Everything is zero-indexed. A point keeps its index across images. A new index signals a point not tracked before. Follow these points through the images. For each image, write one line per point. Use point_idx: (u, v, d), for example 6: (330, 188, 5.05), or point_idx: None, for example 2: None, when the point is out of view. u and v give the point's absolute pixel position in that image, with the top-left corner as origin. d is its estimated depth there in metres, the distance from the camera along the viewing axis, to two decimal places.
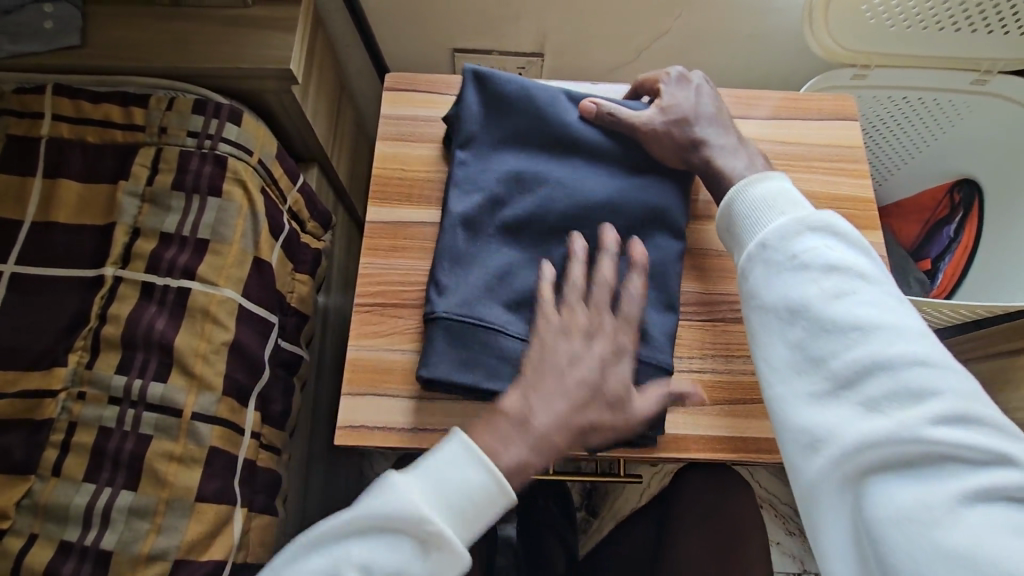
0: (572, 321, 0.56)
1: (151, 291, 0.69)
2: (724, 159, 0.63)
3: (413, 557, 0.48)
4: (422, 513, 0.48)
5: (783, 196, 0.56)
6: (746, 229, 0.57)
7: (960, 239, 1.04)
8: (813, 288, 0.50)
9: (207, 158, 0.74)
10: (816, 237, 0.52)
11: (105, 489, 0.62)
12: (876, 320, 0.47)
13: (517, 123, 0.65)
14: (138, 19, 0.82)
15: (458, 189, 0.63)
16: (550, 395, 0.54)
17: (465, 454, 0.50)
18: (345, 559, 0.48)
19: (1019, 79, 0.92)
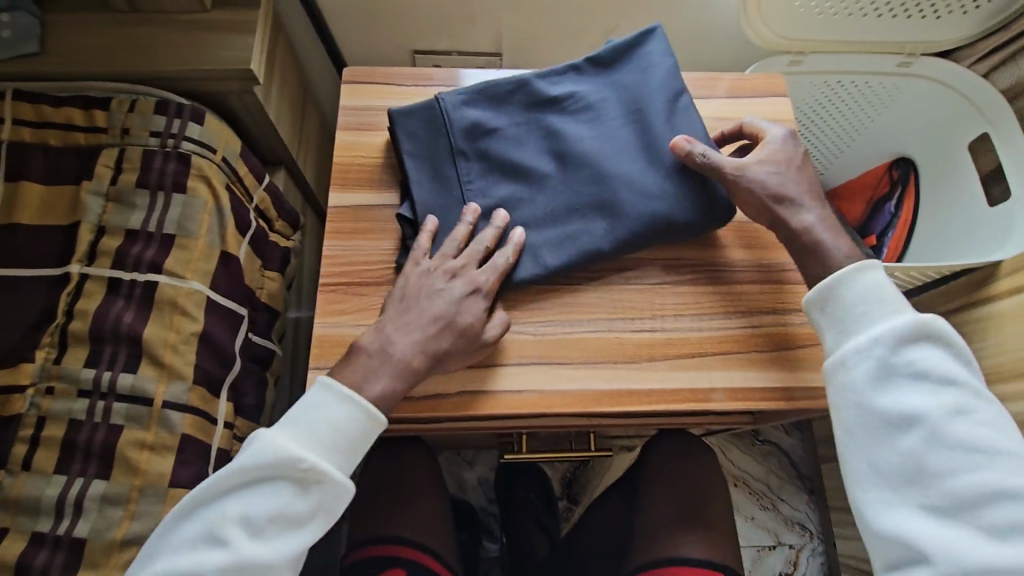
0: (438, 256, 0.62)
1: (118, 285, 0.70)
2: (824, 232, 0.62)
3: (292, 496, 0.53)
4: (289, 456, 0.53)
5: (893, 291, 0.58)
6: (858, 317, 0.58)
7: (901, 213, 1.11)
8: (934, 403, 0.54)
9: (170, 156, 0.76)
10: (933, 351, 0.56)
11: (77, 479, 0.62)
12: (992, 445, 0.53)
13: (639, 74, 0.69)
14: (98, 26, 0.84)
15: (548, 73, 0.70)
16: (408, 327, 0.59)
17: (328, 397, 0.56)
18: (222, 517, 0.52)
19: (942, 62, 0.98)
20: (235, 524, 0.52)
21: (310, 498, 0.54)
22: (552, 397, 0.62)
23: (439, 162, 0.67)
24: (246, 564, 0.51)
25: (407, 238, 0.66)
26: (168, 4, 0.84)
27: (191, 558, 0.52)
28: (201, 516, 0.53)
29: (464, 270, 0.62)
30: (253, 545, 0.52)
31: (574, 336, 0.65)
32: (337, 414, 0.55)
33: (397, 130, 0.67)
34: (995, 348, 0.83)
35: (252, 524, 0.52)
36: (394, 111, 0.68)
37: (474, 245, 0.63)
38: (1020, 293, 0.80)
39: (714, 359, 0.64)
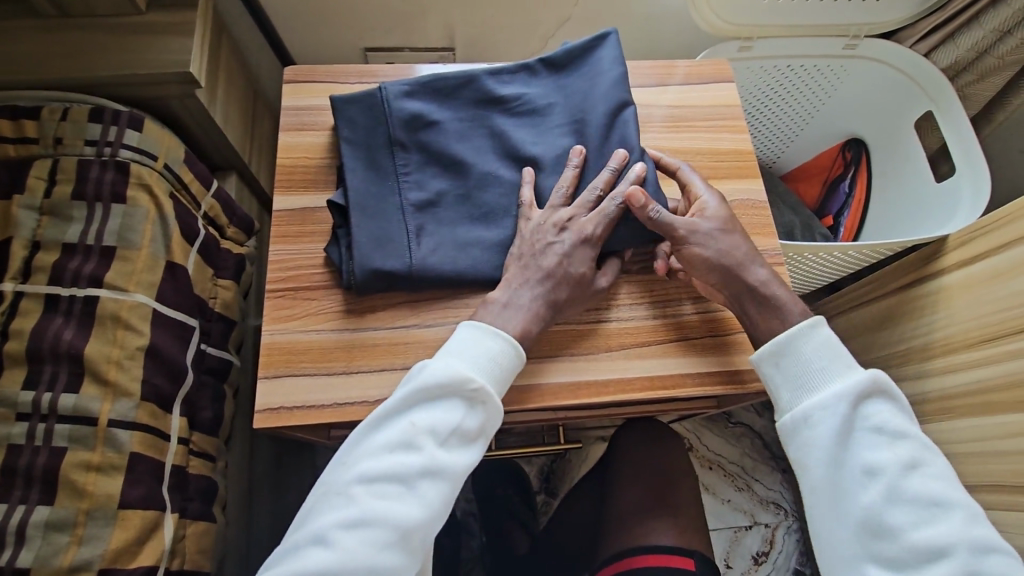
0: (547, 210, 0.63)
1: (56, 302, 0.67)
2: (773, 289, 0.62)
3: (464, 414, 0.55)
4: (462, 374, 0.55)
5: (842, 347, 0.59)
6: (814, 372, 0.58)
7: (855, 193, 1.13)
8: (890, 457, 0.55)
9: (108, 165, 0.72)
10: (883, 404, 0.56)
11: (18, 507, 0.59)
12: (945, 498, 0.53)
13: (584, 83, 0.69)
14: (25, 32, 0.80)
15: (498, 71, 0.70)
16: (529, 279, 0.61)
17: (479, 332, 0.58)
18: (413, 426, 0.54)
19: (882, 42, 1.00)
20: (426, 434, 0.54)
21: (481, 417, 0.55)
22: (511, 392, 0.62)
23: (377, 152, 0.66)
24: (434, 470, 0.53)
25: (339, 225, 0.64)
26: (100, 8, 0.80)
27: (387, 461, 0.53)
28: (390, 431, 0.54)
29: (575, 220, 0.63)
30: (441, 454, 0.53)
31: None
32: (500, 342, 0.57)
33: (339, 115, 0.67)
34: (944, 321, 0.85)
35: (439, 435, 0.54)
36: (335, 97, 0.67)
37: (587, 194, 0.64)
38: (967, 265, 0.83)
39: (669, 346, 0.65)
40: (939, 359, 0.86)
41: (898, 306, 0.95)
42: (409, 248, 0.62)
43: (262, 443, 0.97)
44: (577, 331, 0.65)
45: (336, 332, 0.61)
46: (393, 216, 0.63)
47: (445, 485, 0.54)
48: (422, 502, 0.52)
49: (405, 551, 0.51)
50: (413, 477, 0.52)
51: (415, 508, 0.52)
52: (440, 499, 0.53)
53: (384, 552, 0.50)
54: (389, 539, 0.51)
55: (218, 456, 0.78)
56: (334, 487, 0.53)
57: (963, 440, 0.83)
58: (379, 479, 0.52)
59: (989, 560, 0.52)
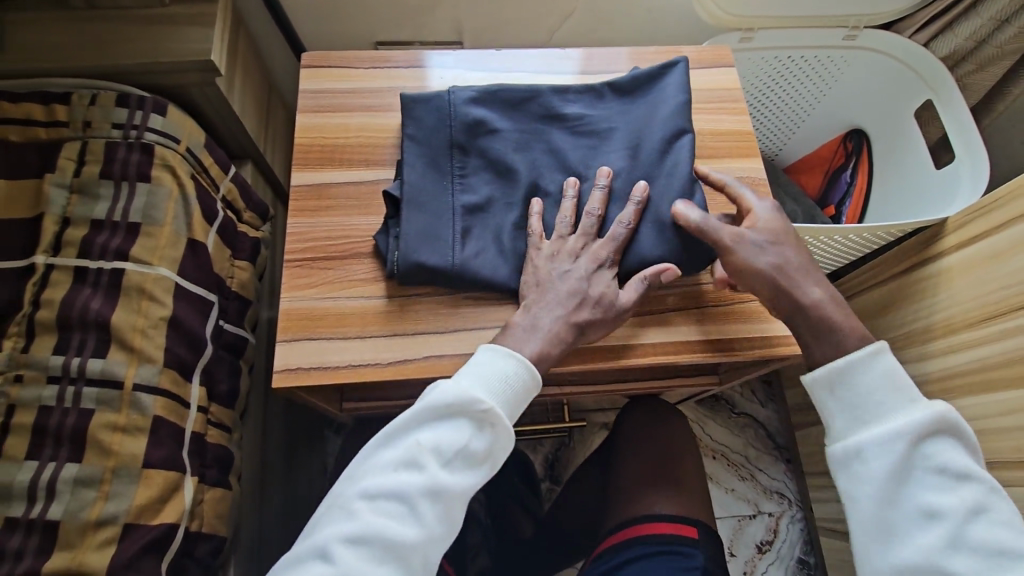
0: (558, 240, 0.65)
1: (84, 274, 0.70)
2: (829, 309, 0.61)
3: (471, 436, 0.56)
4: (471, 397, 0.55)
5: (908, 383, 0.59)
6: (876, 407, 0.59)
7: (856, 183, 1.15)
8: (956, 501, 0.56)
9: (134, 147, 0.76)
10: (948, 446, 0.58)
11: (49, 463, 0.63)
12: (1010, 546, 0.55)
13: (645, 110, 0.71)
14: (57, 23, 0.85)
15: (564, 88, 0.73)
16: (548, 301, 0.62)
17: (495, 354, 0.58)
18: (418, 445, 0.55)
19: (880, 33, 1.03)
20: (430, 454, 0.55)
21: (488, 440, 0.56)
22: None
23: (437, 152, 0.68)
24: (435, 490, 0.54)
25: (391, 217, 0.66)
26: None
27: (392, 481, 0.54)
28: (397, 449, 0.56)
29: (585, 248, 0.65)
30: (445, 475, 0.55)
31: None
32: (512, 363, 0.58)
33: (407, 111, 0.70)
34: (946, 303, 0.87)
35: (444, 455, 0.55)
36: (408, 93, 0.70)
37: (588, 219, 0.65)
38: (968, 246, 0.84)
39: (667, 315, 0.68)
40: (940, 339, 0.88)
41: (898, 290, 0.96)
42: (455, 248, 0.64)
43: (275, 421, 0.99)
44: None
45: (377, 298, 0.64)
46: (444, 215, 0.66)
47: (448, 504, 0.55)
48: (423, 522, 0.54)
49: (404, 568, 0.53)
50: (416, 498, 0.54)
51: (417, 529, 0.53)
52: (442, 519, 0.55)
53: (384, 567, 0.53)
54: (388, 555, 0.53)
55: (235, 429, 0.81)
56: (339, 499, 0.56)
57: (964, 418, 0.84)
58: (380, 497, 0.54)
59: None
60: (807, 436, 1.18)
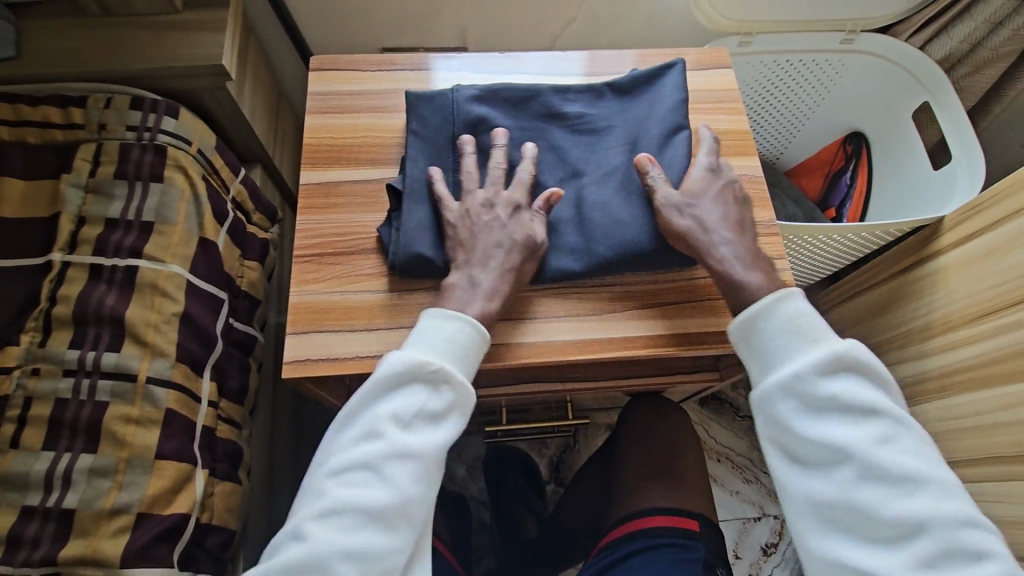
0: (491, 188, 0.67)
1: (99, 271, 0.72)
2: (733, 271, 0.64)
3: (427, 395, 0.58)
4: (420, 359, 0.58)
5: (815, 326, 0.61)
6: (782, 352, 0.60)
7: (856, 185, 1.17)
8: (861, 435, 0.57)
9: (147, 148, 0.78)
10: (849, 381, 0.58)
11: (65, 453, 0.65)
12: (917, 471, 0.56)
13: (643, 110, 0.74)
14: (73, 30, 0.87)
15: (565, 88, 0.75)
16: (484, 256, 0.64)
17: (441, 318, 0.61)
18: (376, 416, 0.57)
19: (877, 36, 1.04)
20: (388, 422, 0.57)
21: (446, 398, 0.59)
22: (520, 349, 0.66)
23: (439, 149, 0.71)
24: (402, 453, 0.56)
25: (395, 209, 0.68)
26: (140, 7, 0.87)
27: (356, 453, 0.57)
28: (356, 425, 0.58)
29: (496, 196, 0.66)
30: (406, 438, 0.57)
31: (539, 294, 0.68)
32: (460, 324, 0.60)
33: (411, 109, 0.72)
34: (943, 301, 0.88)
35: (402, 419, 0.57)
36: (416, 91, 0.72)
37: (494, 172, 0.68)
38: (964, 244, 0.85)
39: (669, 307, 0.68)
40: (939, 336, 0.89)
41: (898, 288, 0.97)
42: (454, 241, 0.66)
43: (283, 419, 1.01)
44: (581, 296, 0.68)
45: (377, 292, 0.66)
46: None
47: (417, 466, 0.57)
48: (391, 484, 0.55)
49: (384, 530, 0.55)
50: (380, 461, 0.56)
51: (386, 490, 0.55)
52: (414, 481, 0.57)
53: (365, 532, 0.55)
54: (366, 521, 0.55)
55: (244, 424, 0.83)
56: (311, 480, 0.57)
57: (966, 413, 0.85)
58: (348, 470, 0.56)
59: (958, 528, 0.55)
60: None
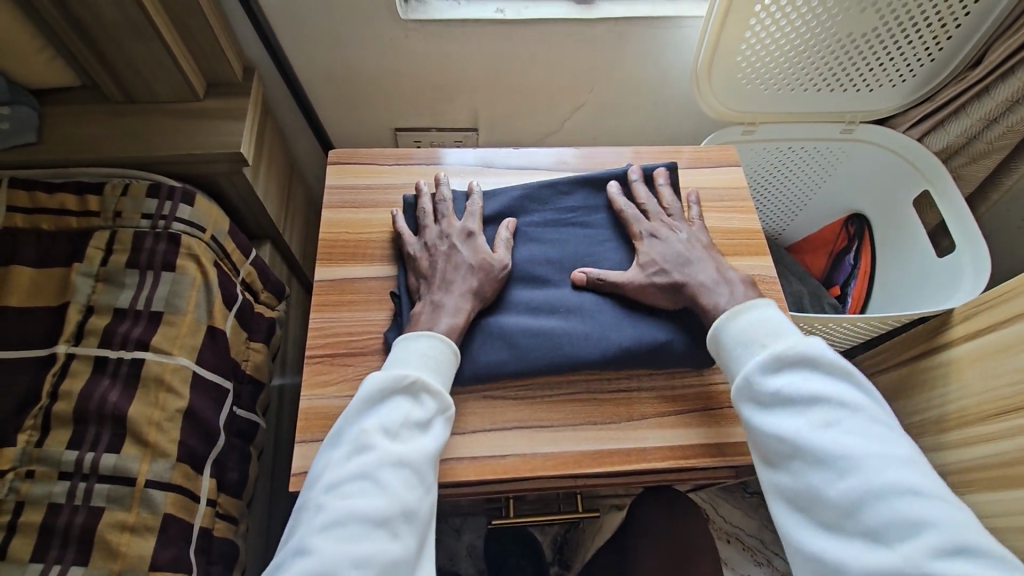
0: (443, 221, 0.72)
1: (104, 364, 0.71)
2: (709, 296, 0.66)
3: (410, 407, 0.59)
4: (402, 372, 0.59)
5: (766, 327, 0.62)
6: (733, 359, 0.62)
7: (860, 264, 1.18)
8: (805, 421, 0.56)
9: (161, 237, 0.78)
10: (794, 373, 0.58)
11: (54, 566, 0.63)
12: (859, 446, 0.54)
13: (651, 204, 0.75)
14: (95, 115, 0.89)
15: (567, 188, 0.77)
16: (450, 287, 0.66)
17: (416, 334, 0.63)
18: (362, 430, 0.57)
19: (878, 127, 1.07)
20: (376, 434, 0.57)
21: (429, 407, 0.60)
22: (534, 460, 0.64)
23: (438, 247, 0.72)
24: (396, 459, 0.56)
25: (401, 314, 0.68)
26: (163, 95, 0.90)
27: (347, 468, 0.55)
28: (345, 442, 0.58)
29: (447, 226, 0.71)
30: (397, 446, 0.56)
31: (558, 400, 0.67)
32: (433, 339, 0.62)
33: (409, 213, 0.75)
34: (957, 394, 0.87)
35: (390, 430, 0.57)
36: (415, 194, 0.76)
37: (444, 206, 0.73)
38: (975, 338, 0.85)
39: (692, 416, 0.67)
40: (955, 430, 0.87)
41: (907, 377, 0.97)
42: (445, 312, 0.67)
43: (279, 504, 0.98)
44: (602, 408, 0.67)
45: None
46: None
47: (410, 473, 0.56)
48: (388, 492, 0.54)
49: (391, 536, 0.53)
50: (373, 471, 0.55)
51: (384, 497, 0.54)
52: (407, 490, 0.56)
53: (364, 543, 0.52)
54: (366, 531, 0.53)
55: (243, 519, 0.80)
56: (306, 500, 0.55)
57: (982, 514, 0.81)
58: (343, 482, 0.55)
59: (907, 502, 0.52)
60: None
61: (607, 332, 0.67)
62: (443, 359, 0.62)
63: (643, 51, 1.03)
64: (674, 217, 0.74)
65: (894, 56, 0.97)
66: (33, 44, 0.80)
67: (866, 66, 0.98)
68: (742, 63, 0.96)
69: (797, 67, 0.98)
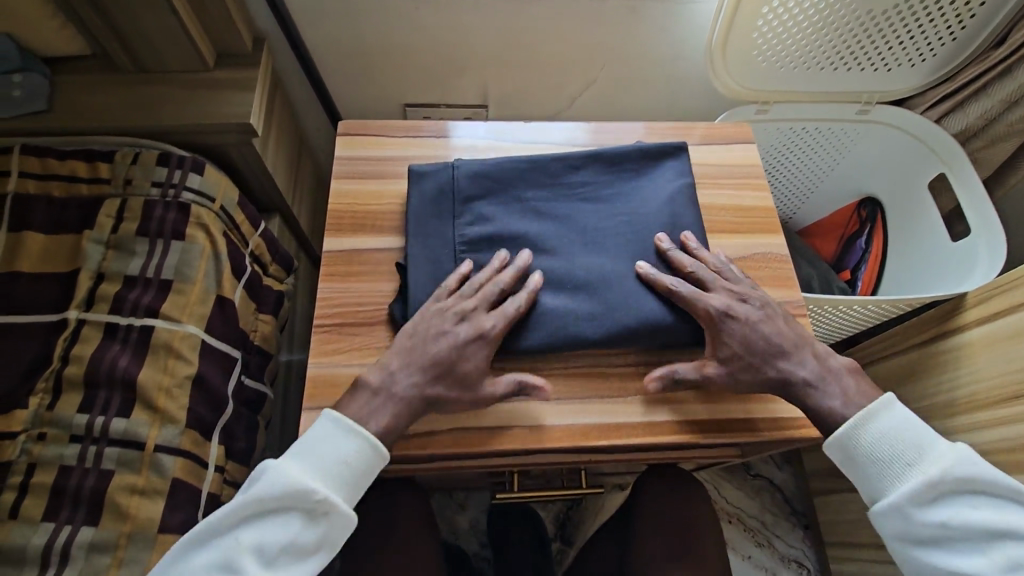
0: (427, 279, 0.67)
1: (114, 330, 0.71)
2: (813, 393, 0.62)
3: (301, 528, 0.55)
4: (303, 488, 0.55)
5: (908, 445, 0.59)
6: (874, 482, 0.61)
7: (872, 249, 1.17)
8: (984, 562, 0.56)
9: (171, 205, 0.78)
10: (955, 505, 0.57)
11: (65, 526, 0.64)
12: (1016, 529, 0.57)
13: (652, 182, 0.75)
14: (104, 83, 0.89)
15: (577, 161, 0.75)
16: (404, 368, 0.60)
17: (333, 429, 0.58)
18: (237, 543, 0.54)
19: (896, 109, 1.05)
20: (250, 556, 0.54)
21: (318, 532, 0.56)
22: (540, 431, 0.64)
23: (443, 219, 0.71)
24: None
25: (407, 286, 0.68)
26: (172, 64, 0.89)
27: None
28: (214, 549, 0.54)
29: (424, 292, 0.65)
30: None
31: (564, 373, 0.67)
32: (350, 444, 0.57)
33: (414, 182, 0.73)
34: (969, 378, 0.86)
35: (265, 555, 0.54)
36: (417, 169, 0.73)
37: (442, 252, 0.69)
38: (988, 323, 0.84)
39: (699, 390, 0.67)
40: (966, 415, 0.87)
41: (917, 361, 0.96)
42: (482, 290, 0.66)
43: None
44: (609, 381, 0.67)
45: None
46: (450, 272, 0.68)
47: None
48: None
49: None
50: None
51: None
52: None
53: None
54: None
55: None
56: None
57: None
58: None
59: None
60: (827, 503, 1.14)
61: (615, 309, 0.66)
62: (365, 467, 0.58)
63: (658, 26, 1.01)
64: (744, 288, 0.67)
65: (915, 35, 0.95)
66: (44, 10, 0.79)
67: (887, 45, 0.96)
68: (758, 39, 0.94)
69: (816, 45, 0.96)
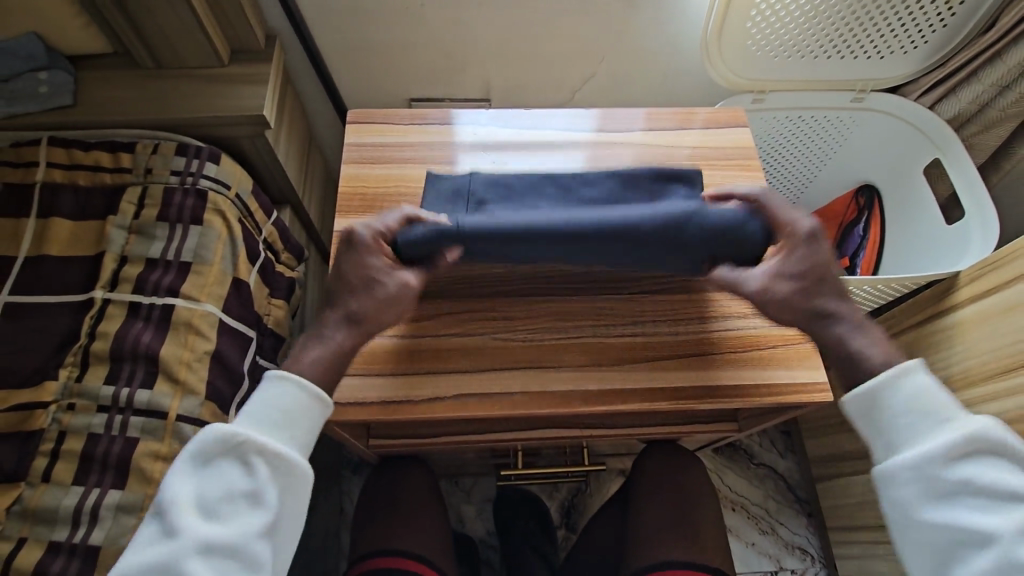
0: None
1: (137, 308, 0.75)
2: (854, 341, 0.62)
3: (240, 475, 0.56)
4: (226, 434, 0.56)
5: (939, 398, 0.58)
6: (900, 427, 0.58)
7: (869, 236, 1.18)
8: (1000, 525, 0.54)
9: (189, 192, 0.82)
10: (981, 465, 0.55)
11: (94, 489, 0.68)
12: None
13: None
14: (124, 78, 0.93)
15: None
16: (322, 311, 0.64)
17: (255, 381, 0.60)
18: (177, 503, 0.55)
19: (891, 96, 1.07)
20: (193, 510, 0.55)
21: (257, 474, 0.56)
22: (539, 398, 0.67)
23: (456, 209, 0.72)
24: (207, 543, 0.53)
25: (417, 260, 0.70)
26: (189, 60, 0.93)
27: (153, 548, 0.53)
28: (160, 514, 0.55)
29: None
30: (214, 527, 0.54)
31: (566, 343, 0.70)
32: (272, 388, 0.59)
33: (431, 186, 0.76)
34: (962, 355, 0.88)
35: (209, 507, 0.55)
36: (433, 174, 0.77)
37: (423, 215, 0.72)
38: (978, 300, 0.86)
39: (692, 358, 0.70)
40: (960, 392, 0.89)
41: (913, 341, 0.98)
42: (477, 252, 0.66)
43: None
44: (606, 350, 0.70)
45: (398, 338, 0.70)
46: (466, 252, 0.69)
47: (231, 553, 0.54)
48: None
49: None
50: (179, 557, 0.53)
51: None
52: (228, 570, 0.54)
53: None
54: None
55: None
56: None
57: None
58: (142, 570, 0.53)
59: None
60: (827, 487, 1.16)
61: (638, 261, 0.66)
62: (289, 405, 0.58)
63: (655, 19, 1.04)
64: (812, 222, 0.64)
65: (905, 23, 0.98)
66: (69, 10, 0.84)
67: (879, 32, 0.99)
68: (752, 29, 0.96)
69: (809, 34, 0.98)
